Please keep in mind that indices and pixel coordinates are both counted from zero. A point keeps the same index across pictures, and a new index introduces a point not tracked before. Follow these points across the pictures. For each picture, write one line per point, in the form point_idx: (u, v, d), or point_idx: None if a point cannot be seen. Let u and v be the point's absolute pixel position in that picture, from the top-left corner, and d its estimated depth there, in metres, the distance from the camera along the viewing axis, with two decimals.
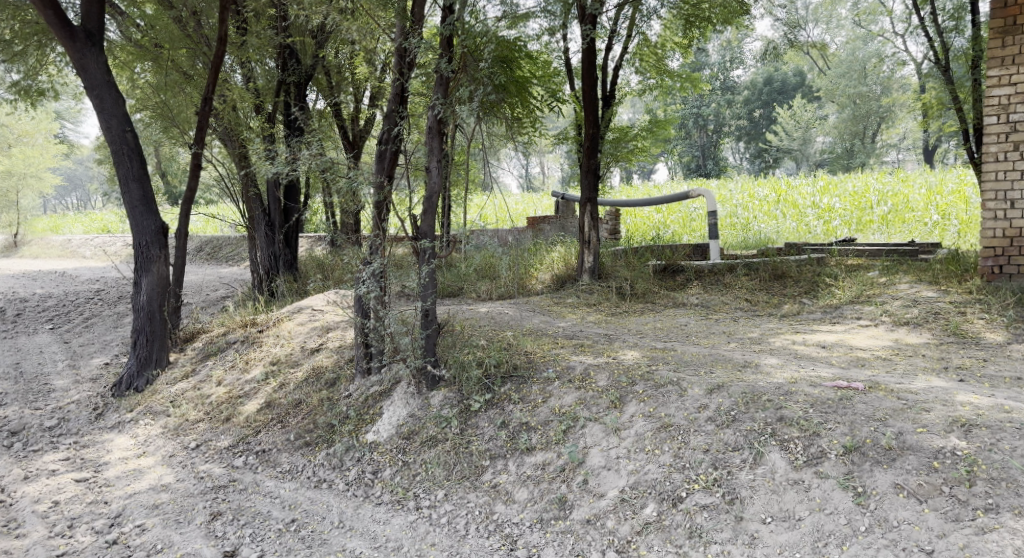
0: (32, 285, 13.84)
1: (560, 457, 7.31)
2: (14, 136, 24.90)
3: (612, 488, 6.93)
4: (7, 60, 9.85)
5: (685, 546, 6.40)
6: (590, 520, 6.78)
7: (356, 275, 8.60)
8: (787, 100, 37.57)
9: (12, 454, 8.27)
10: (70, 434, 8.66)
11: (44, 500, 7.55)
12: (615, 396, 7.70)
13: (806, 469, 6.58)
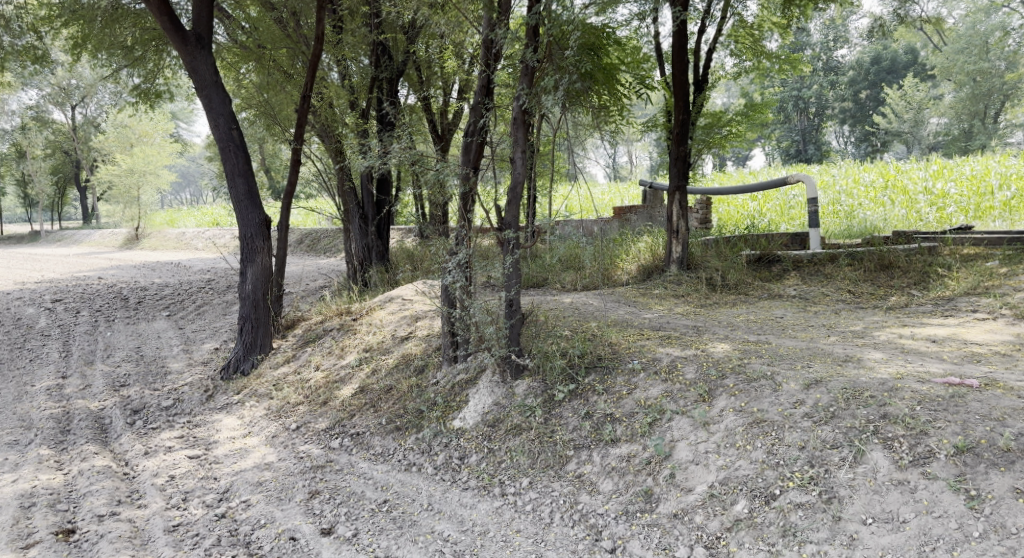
0: (151, 276, 14.91)
1: (646, 449, 7.24)
2: (136, 136, 28.22)
3: (701, 483, 6.82)
4: (128, 64, 10.66)
5: (778, 545, 6.27)
6: (677, 514, 6.71)
7: (443, 265, 8.70)
8: (898, 79, 35.81)
9: (133, 430, 8.89)
10: (183, 414, 9.25)
11: (161, 474, 8.07)
12: (704, 390, 7.51)
13: (912, 469, 6.32)
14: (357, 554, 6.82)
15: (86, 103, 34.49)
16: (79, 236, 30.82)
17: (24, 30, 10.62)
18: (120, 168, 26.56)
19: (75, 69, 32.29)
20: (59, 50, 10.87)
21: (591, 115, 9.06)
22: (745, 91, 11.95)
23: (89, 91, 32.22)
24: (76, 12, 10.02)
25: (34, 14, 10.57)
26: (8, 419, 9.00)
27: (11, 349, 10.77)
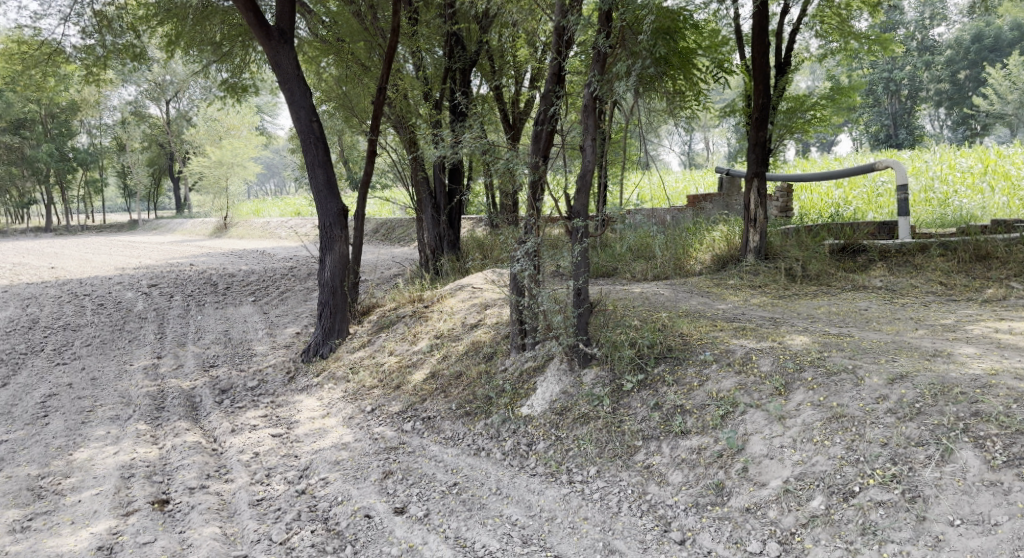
0: (238, 263, 15.64)
1: (717, 442, 6.87)
2: (224, 129, 29.12)
3: (775, 478, 6.48)
4: (218, 60, 11.18)
5: (857, 543, 5.97)
6: (750, 509, 6.39)
7: (512, 254, 8.47)
8: (1000, 58, 33.98)
9: (221, 409, 9.20)
10: (267, 395, 9.56)
11: (246, 451, 8.21)
12: (780, 382, 7.11)
13: (1005, 470, 5.98)
14: (428, 535, 6.69)
15: (180, 100, 36.36)
16: (174, 225, 32.46)
17: (124, 30, 11.26)
18: (210, 159, 28.32)
19: (168, 65, 34.29)
20: (155, 47, 11.46)
21: (666, 100, 8.35)
22: (830, 73, 11.57)
23: (182, 86, 34.32)
24: (170, 10, 10.55)
25: (133, 13, 11.21)
26: (110, 396, 9.52)
27: (112, 330, 11.48)
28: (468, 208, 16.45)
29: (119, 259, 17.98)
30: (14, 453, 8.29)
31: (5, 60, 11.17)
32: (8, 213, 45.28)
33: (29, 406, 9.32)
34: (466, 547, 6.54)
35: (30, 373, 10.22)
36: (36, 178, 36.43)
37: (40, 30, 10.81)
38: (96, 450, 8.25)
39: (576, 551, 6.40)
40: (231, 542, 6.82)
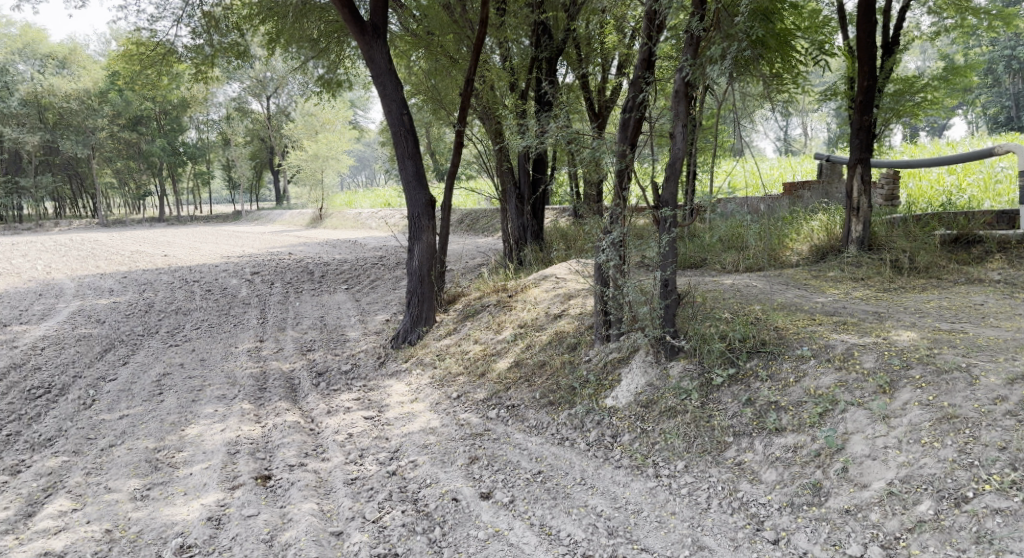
0: (331, 253, 16.04)
1: (815, 441, 6.57)
2: (320, 124, 31.49)
3: (878, 479, 6.18)
4: (315, 56, 11.44)
5: (969, 551, 5.69)
6: (850, 510, 6.12)
7: (596, 244, 8.11)
8: None
9: (318, 391, 9.10)
10: (360, 378, 9.46)
11: (341, 431, 8.14)
12: (884, 380, 6.74)
13: None
14: (513, 521, 6.67)
15: (279, 96, 37.46)
16: (274, 216, 33.46)
17: (229, 29, 11.61)
18: (306, 152, 29.22)
19: (269, 62, 35.44)
20: (257, 46, 11.85)
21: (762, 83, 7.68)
22: (944, 52, 11.04)
23: (282, 82, 35.42)
24: (272, 9, 10.85)
25: (239, 13, 11.53)
26: (217, 376, 9.45)
27: (219, 315, 11.81)
28: (555, 198, 16.35)
29: (224, 248, 18.66)
30: (130, 427, 8.29)
31: (125, 62, 11.68)
32: (126, 207, 47.70)
33: (146, 383, 9.30)
34: (551, 535, 6.50)
35: (146, 353, 10.25)
36: (151, 172, 38.28)
37: (156, 32, 11.25)
38: (205, 426, 8.22)
39: (662, 546, 6.27)
40: (327, 518, 6.86)
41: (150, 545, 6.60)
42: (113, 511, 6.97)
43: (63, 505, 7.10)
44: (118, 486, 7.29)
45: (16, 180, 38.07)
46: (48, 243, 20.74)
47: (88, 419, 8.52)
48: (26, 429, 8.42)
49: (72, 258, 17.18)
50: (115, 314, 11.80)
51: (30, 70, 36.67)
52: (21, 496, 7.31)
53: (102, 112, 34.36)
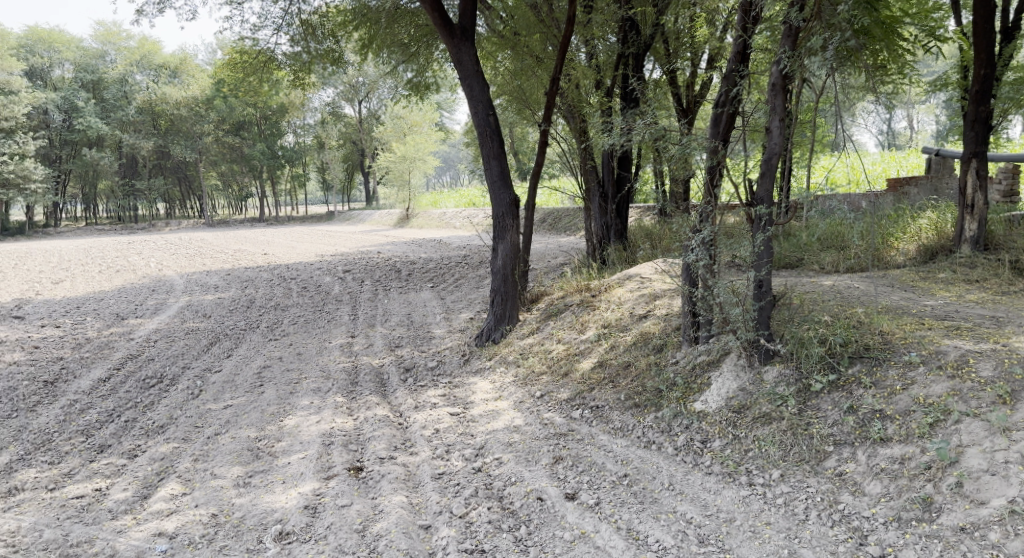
0: (418, 251, 16.26)
1: (925, 453, 6.25)
2: (408, 126, 32.13)
3: (998, 497, 5.86)
4: (405, 60, 11.58)
5: None
6: (965, 528, 5.82)
7: (685, 243, 7.89)
8: None
9: (406, 386, 9.14)
10: (446, 375, 9.46)
11: (428, 426, 8.15)
12: (1004, 390, 6.37)
13: None
14: (600, 523, 6.55)
15: (371, 100, 38.27)
16: (365, 216, 34.18)
17: (325, 36, 11.83)
18: (395, 154, 29.64)
19: (362, 68, 36.30)
20: (351, 53, 11.98)
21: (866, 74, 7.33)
22: None
23: (373, 87, 36.21)
24: (365, 16, 11.08)
25: (334, 21, 11.71)
26: (313, 369, 9.59)
27: (314, 311, 12.06)
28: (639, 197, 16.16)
29: (319, 246, 19.17)
30: (233, 417, 8.43)
31: (229, 69, 12.02)
32: (229, 209, 49.65)
33: (248, 374, 9.48)
34: (638, 540, 6.36)
35: (249, 346, 10.48)
36: (254, 175, 39.69)
37: (258, 41, 11.52)
38: (302, 417, 8.32)
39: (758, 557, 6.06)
40: (416, 511, 6.89)
41: (251, 531, 6.69)
42: (217, 497, 7.09)
43: (174, 488, 7.25)
44: (222, 473, 7.42)
45: (131, 182, 40.16)
46: (165, 241, 21.76)
47: (195, 408, 8.70)
48: (142, 415, 8.59)
49: (181, 256, 17.91)
50: (220, 309, 12.17)
51: (145, 80, 38.77)
52: (137, 478, 7.48)
53: (209, 119, 36.25)
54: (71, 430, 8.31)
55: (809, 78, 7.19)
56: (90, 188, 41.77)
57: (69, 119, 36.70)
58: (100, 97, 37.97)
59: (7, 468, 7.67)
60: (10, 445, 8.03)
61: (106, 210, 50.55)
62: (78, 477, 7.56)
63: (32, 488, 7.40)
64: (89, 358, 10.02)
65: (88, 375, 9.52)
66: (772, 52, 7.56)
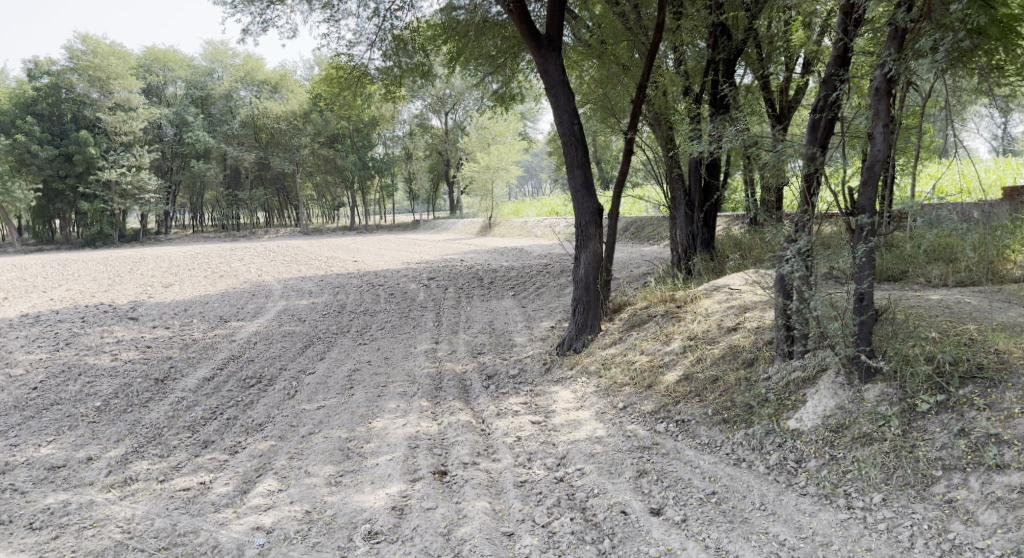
0: (500, 260, 16.29)
1: None
2: (492, 136, 32.44)
3: None
4: (492, 71, 11.61)
5: None
6: None
7: (779, 254, 7.60)
8: None
9: (488, 393, 9.08)
10: (527, 383, 9.32)
11: (511, 434, 8.07)
12: None
13: None
14: (686, 541, 6.40)
15: (457, 111, 38.85)
16: (449, 225, 34.57)
17: (415, 50, 11.97)
18: (479, 164, 29.84)
19: (449, 80, 36.92)
20: (440, 66, 12.07)
21: (978, 77, 7.00)
22: None
23: (460, 99, 36.78)
24: (455, 28, 11.18)
25: (425, 35, 11.84)
26: (399, 374, 9.64)
27: (399, 317, 12.16)
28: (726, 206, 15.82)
29: (406, 254, 19.44)
30: (325, 417, 8.50)
31: (324, 85, 12.33)
32: (319, 218, 51.00)
33: (339, 377, 9.58)
34: None
35: (340, 350, 10.63)
36: (348, 186, 40.59)
37: (352, 57, 11.75)
38: (389, 420, 8.36)
39: None
40: (499, 517, 6.86)
41: (342, 529, 6.78)
42: (311, 494, 7.18)
43: (271, 484, 7.36)
44: (315, 471, 7.50)
45: (234, 194, 41.70)
46: (265, 248, 22.49)
47: (291, 408, 8.76)
48: (242, 413, 8.68)
49: (278, 262, 18.44)
50: (314, 314, 12.41)
51: (248, 96, 40.42)
52: (237, 474, 7.58)
53: (307, 132, 37.54)
54: (178, 425, 8.43)
55: (915, 81, 6.86)
56: (195, 197, 43.55)
57: (179, 133, 38.53)
58: (208, 113, 39.80)
59: (121, 460, 7.78)
60: (125, 436, 8.16)
61: (208, 219, 52.64)
62: (185, 470, 7.67)
63: (143, 479, 7.53)
64: (194, 358, 10.28)
65: (194, 375, 9.71)
66: (875, 55, 7.23)
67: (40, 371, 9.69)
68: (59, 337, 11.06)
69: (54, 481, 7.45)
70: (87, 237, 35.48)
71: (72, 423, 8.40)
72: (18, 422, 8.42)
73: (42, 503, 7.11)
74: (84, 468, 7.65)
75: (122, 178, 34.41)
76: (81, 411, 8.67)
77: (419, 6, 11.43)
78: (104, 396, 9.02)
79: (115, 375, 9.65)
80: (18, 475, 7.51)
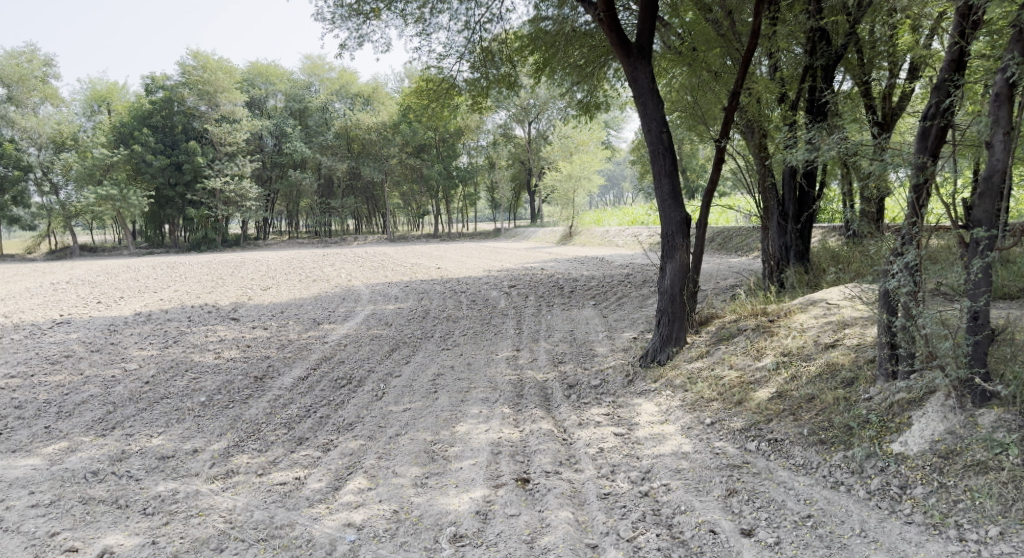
0: (580, 269, 16.15)
1: None
2: (576, 146, 32.40)
3: None
4: (580, 80, 11.50)
5: None
6: None
7: (883, 268, 7.24)
8: None
9: (570, 402, 8.89)
10: (609, 394, 9.09)
11: (593, 445, 7.90)
12: None
13: None
14: None
15: (540, 121, 38.98)
16: (530, 233, 34.55)
17: (502, 62, 11.98)
18: (562, 173, 29.69)
19: (534, 90, 37.06)
20: (526, 76, 12.02)
21: None
22: None
23: (544, 108, 36.88)
24: (544, 37, 11.14)
25: (512, 46, 11.83)
26: (482, 380, 9.61)
27: (482, 324, 12.14)
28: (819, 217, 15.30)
29: (488, 262, 19.44)
30: (411, 419, 8.52)
31: (414, 97, 12.48)
32: (403, 225, 51.77)
33: (425, 381, 9.60)
34: None
35: (425, 354, 10.68)
36: (432, 195, 41.08)
37: (442, 69, 11.88)
38: (472, 425, 8.32)
39: None
40: (583, 529, 6.78)
41: (428, 530, 6.82)
42: (398, 494, 7.22)
43: (361, 482, 7.42)
44: (402, 471, 7.53)
45: (327, 202, 42.70)
46: (354, 255, 22.92)
47: (379, 409, 8.82)
48: (334, 413, 8.77)
49: (366, 268, 18.70)
50: (400, 319, 12.52)
51: (342, 108, 41.67)
52: (330, 470, 7.65)
53: (394, 142, 38.26)
54: (276, 421, 8.57)
55: None
56: (289, 205, 44.85)
57: (279, 144, 39.92)
58: (304, 124, 40.94)
59: (223, 453, 7.95)
60: (227, 431, 8.34)
61: (300, 224, 54.11)
62: (282, 465, 7.78)
63: (244, 472, 7.67)
64: (290, 358, 10.50)
65: (289, 374, 9.90)
66: (993, 61, 6.89)
67: (150, 366, 10.04)
68: (167, 335, 11.44)
69: (164, 470, 7.66)
70: (193, 242, 37.10)
71: (180, 416, 8.64)
72: (132, 413, 8.71)
73: (153, 490, 7.35)
74: (190, 460, 7.85)
75: (226, 186, 35.34)
76: (188, 405, 8.92)
77: (508, 17, 11.43)
78: (208, 392, 9.26)
79: (218, 372, 9.92)
80: (132, 462, 7.76)
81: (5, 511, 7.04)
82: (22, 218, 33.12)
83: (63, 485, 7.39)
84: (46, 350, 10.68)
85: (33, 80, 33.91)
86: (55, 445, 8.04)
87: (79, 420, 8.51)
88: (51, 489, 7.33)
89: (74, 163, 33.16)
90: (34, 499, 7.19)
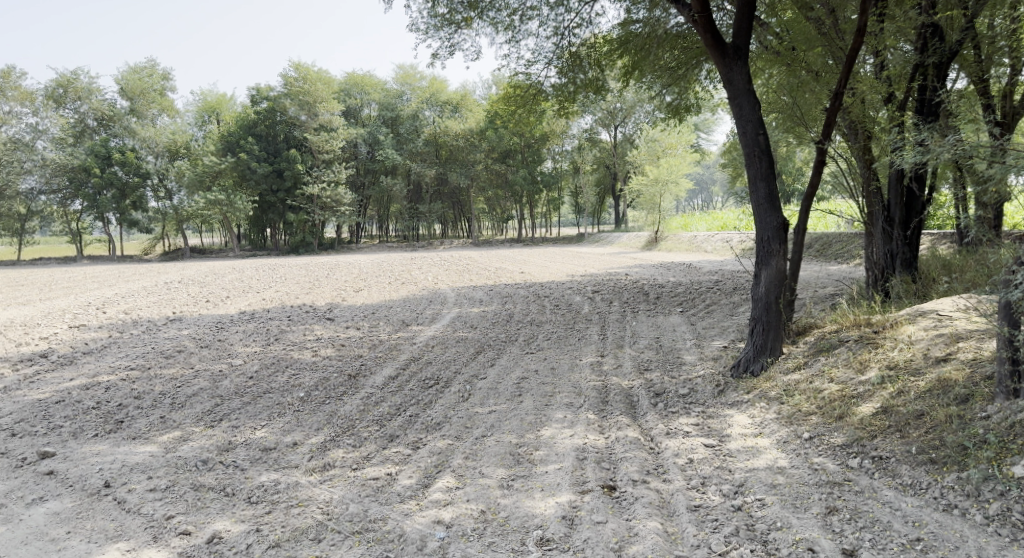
0: (668, 275, 15.83)
1: None
2: (664, 150, 32.07)
3: None
4: (671, 82, 11.23)
5: None
6: None
7: (1005, 279, 6.81)
8: None
9: (657, 411, 8.65)
10: (698, 404, 8.79)
11: (682, 455, 7.64)
12: None
13: None
14: None
15: (627, 125, 38.70)
16: (614, 238, 34.26)
17: (590, 65, 11.84)
18: (648, 177, 29.28)
19: (622, 94, 36.82)
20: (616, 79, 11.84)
21: None
22: None
23: (631, 112, 36.58)
24: (635, 39, 10.94)
25: (601, 49, 11.67)
26: (566, 385, 9.47)
27: (566, 329, 12.01)
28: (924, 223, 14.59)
29: (574, 266, 19.28)
30: (497, 422, 8.46)
31: (500, 104, 12.50)
32: (488, 230, 52.14)
33: (510, 384, 9.54)
34: None
35: (510, 358, 10.63)
36: (517, 200, 41.24)
37: (530, 75, 11.84)
38: (558, 429, 8.20)
39: None
40: (673, 540, 6.61)
41: (516, 532, 6.77)
42: (486, 494, 7.17)
43: (450, 481, 7.40)
44: (490, 472, 7.47)
45: (415, 207, 43.35)
46: (444, 257, 23.12)
47: (467, 410, 8.80)
48: (423, 412, 8.79)
49: (454, 271, 18.84)
50: (486, 322, 12.51)
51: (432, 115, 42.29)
52: (420, 468, 7.65)
53: (481, 148, 38.61)
54: (368, 418, 8.65)
55: None
56: (379, 209, 45.75)
57: (372, 151, 40.73)
58: (396, 131, 41.72)
59: (321, 447, 8.06)
60: (324, 426, 8.47)
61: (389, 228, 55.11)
62: (375, 460, 7.83)
63: (340, 466, 7.74)
64: (382, 357, 10.60)
65: (380, 373, 9.99)
66: None
67: (254, 362, 10.31)
68: (269, 332, 11.76)
69: (267, 461, 7.82)
70: (292, 245, 38.25)
71: (280, 411, 8.82)
72: (237, 406, 8.94)
73: (257, 479, 7.51)
74: (291, 452, 7.99)
75: (323, 192, 36.21)
76: (288, 399, 9.11)
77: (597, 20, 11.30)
78: (306, 388, 9.44)
79: (316, 369, 10.11)
80: (237, 453, 7.95)
81: (127, 493, 7.31)
82: (139, 221, 34.77)
83: (177, 471, 7.62)
84: (160, 344, 11.11)
85: (153, 92, 35.64)
86: (170, 433, 8.30)
87: (190, 411, 8.78)
88: (167, 475, 7.59)
89: (186, 170, 35.04)
90: (151, 483, 7.44)
